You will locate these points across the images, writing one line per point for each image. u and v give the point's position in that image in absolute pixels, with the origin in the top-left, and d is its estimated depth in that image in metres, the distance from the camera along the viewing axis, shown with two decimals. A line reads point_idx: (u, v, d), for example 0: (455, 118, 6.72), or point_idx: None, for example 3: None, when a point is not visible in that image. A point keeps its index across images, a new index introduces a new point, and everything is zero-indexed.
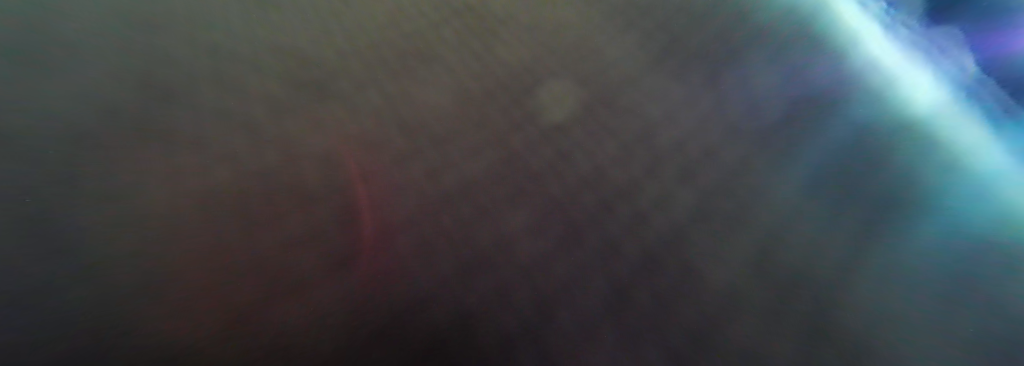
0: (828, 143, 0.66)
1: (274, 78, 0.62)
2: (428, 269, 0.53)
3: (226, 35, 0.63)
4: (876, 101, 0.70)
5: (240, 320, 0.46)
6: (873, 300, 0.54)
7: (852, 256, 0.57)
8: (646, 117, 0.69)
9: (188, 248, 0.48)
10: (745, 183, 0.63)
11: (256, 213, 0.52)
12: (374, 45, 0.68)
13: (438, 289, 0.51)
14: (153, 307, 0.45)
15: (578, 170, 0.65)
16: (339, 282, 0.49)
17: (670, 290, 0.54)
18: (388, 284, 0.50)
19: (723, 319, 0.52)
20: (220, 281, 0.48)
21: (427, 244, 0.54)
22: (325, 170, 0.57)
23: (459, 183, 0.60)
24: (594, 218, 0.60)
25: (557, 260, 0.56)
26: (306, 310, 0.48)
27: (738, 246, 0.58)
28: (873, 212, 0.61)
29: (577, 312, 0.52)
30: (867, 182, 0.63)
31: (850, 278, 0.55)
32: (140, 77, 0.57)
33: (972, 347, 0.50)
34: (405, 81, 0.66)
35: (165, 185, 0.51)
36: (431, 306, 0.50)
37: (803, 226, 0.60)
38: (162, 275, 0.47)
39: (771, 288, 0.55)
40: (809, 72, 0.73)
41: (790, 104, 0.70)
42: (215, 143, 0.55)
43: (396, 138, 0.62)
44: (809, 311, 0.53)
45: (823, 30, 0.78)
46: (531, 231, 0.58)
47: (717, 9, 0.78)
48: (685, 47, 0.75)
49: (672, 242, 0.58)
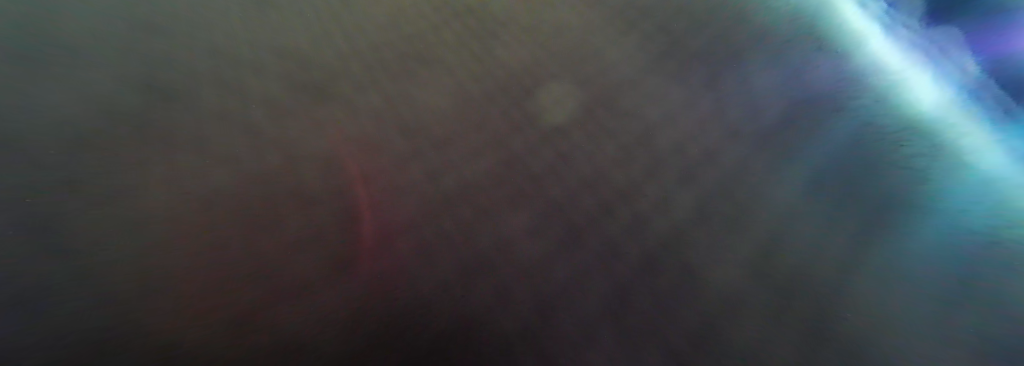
0: (951, 158, 0.58)
1: (276, 82, 0.61)
2: (476, 286, 0.51)
3: (194, 50, 0.60)
4: (1010, 103, 0.60)
5: (266, 327, 0.47)
6: (1017, 348, 0.45)
7: (999, 294, 0.48)
8: (710, 119, 0.64)
9: (192, 259, 0.49)
10: (777, 196, 0.58)
11: (259, 213, 0.52)
12: (360, 52, 0.65)
13: (476, 306, 0.50)
14: (163, 315, 0.46)
15: (575, 174, 0.61)
16: (348, 285, 0.50)
17: (748, 315, 0.50)
18: (426, 300, 0.50)
19: (830, 356, 0.47)
20: (238, 281, 0.49)
21: (467, 262, 0.52)
22: (324, 169, 0.56)
23: (502, 198, 0.58)
24: (595, 222, 0.57)
25: (559, 259, 0.54)
26: (339, 315, 0.48)
27: (796, 267, 0.53)
28: (1022, 238, 0.51)
29: (650, 344, 0.49)
30: (1006, 202, 0.55)
31: (993, 314, 0.47)
32: (121, 100, 0.55)
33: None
34: (407, 83, 0.64)
35: (155, 192, 0.51)
36: (476, 327, 0.49)
37: (908, 254, 0.53)
38: (166, 282, 0.47)
39: (876, 323, 0.49)
40: (912, 77, 0.64)
41: (893, 112, 0.62)
42: (241, 160, 0.55)
43: (427, 153, 0.60)
44: (939, 357, 0.46)
45: (928, 21, 0.67)
46: (531, 234, 0.55)
47: (792, 2, 0.72)
48: (696, 43, 0.70)
49: (675, 246, 0.55)
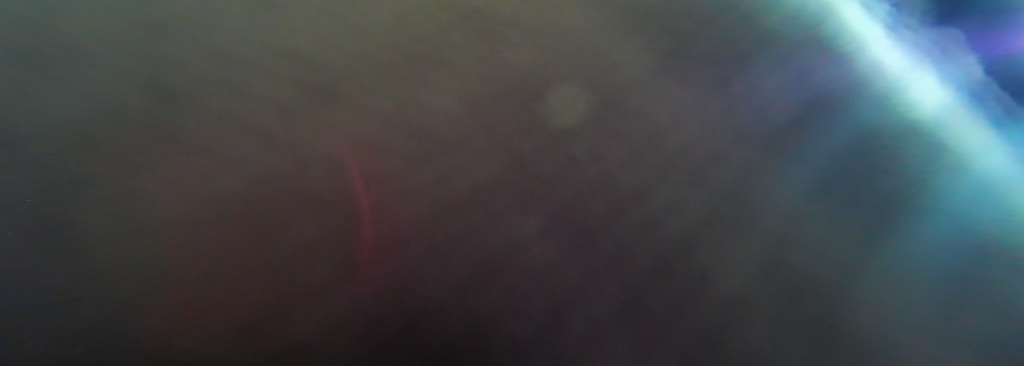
0: (837, 146, 0.73)
1: (281, 83, 0.65)
2: (442, 275, 0.62)
3: (226, 39, 0.65)
4: (878, 107, 0.77)
5: (278, 310, 0.57)
6: (852, 308, 0.64)
7: (853, 259, 0.67)
8: (654, 124, 0.74)
9: (220, 255, 0.58)
10: (733, 200, 0.70)
11: (276, 219, 0.60)
12: (377, 47, 0.70)
13: (452, 296, 0.61)
14: (191, 314, 0.55)
15: (588, 176, 0.70)
16: (352, 290, 0.59)
17: (682, 299, 0.62)
18: (412, 286, 0.60)
19: (735, 325, 0.62)
20: (257, 285, 0.57)
21: (437, 249, 0.63)
22: (334, 176, 0.63)
23: (468, 191, 0.66)
24: (605, 224, 0.67)
25: (571, 264, 0.64)
26: (336, 315, 0.58)
27: (739, 262, 0.66)
28: (870, 213, 0.70)
29: (594, 319, 0.61)
30: (867, 185, 0.71)
31: (846, 284, 0.65)
32: (147, 89, 0.61)
33: (930, 343, 0.62)
34: (414, 84, 0.70)
35: (183, 199, 0.59)
36: (452, 310, 0.60)
37: (805, 231, 0.68)
38: (187, 275, 0.56)
39: (765, 293, 0.64)
40: (819, 75, 0.78)
41: (798, 107, 0.76)
42: (242, 158, 0.62)
43: (404, 145, 0.67)
44: (812, 330, 0.62)
45: (832, 32, 0.82)
46: (544, 235, 0.65)
47: (750, 9, 0.82)
48: (680, 53, 0.78)
49: (688, 247, 0.66)
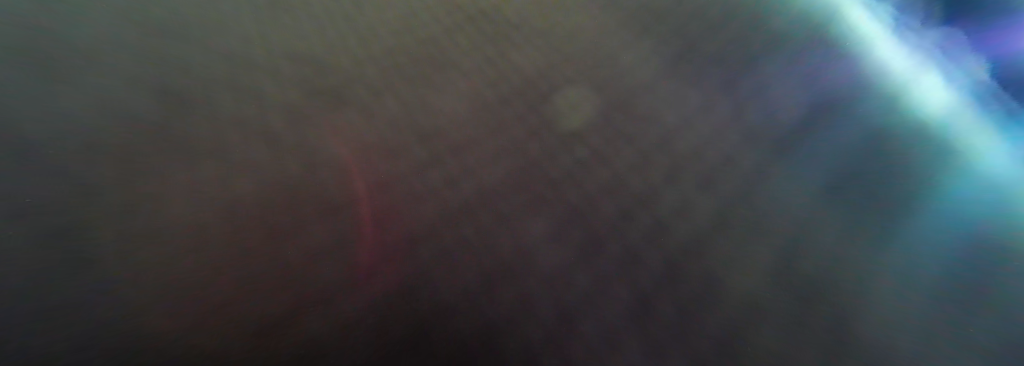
0: (841, 143, 0.74)
1: (291, 87, 0.68)
2: (454, 275, 0.60)
3: (242, 43, 0.69)
4: (884, 105, 0.77)
5: (281, 309, 0.53)
6: (880, 310, 0.61)
7: (862, 257, 0.65)
8: (659, 124, 0.75)
9: (225, 252, 0.55)
10: (741, 202, 0.69)
11: (282, 223, 0.58)
12: (389, 53, 0.75)
13: (461, 296, 0.58)
14: (189, 310, 0.51)
15: (597, 179, 0.71)
16: (360, 291, 0.56)
17: (690, 302, 0.61)
18: (417, 289, 0.58)
19: (746, 328, 0.60)
20: (259, 284, 0.54)
21: (448, 249, 0.62)
22: (342, 179, 0.63)
23: (478, 192, 0.67)
24: (616, 228, 0.67)
25: (581, 270, 0.63)
26: (339, 318, 0.54)
27: (754, 264, 0.64)
28: (877, 210, 0.69)
29: (601, 323, 0.59)
30: (873, 182, 0.71)
31: (862, 287, 0.63)
32: (155, 82, 0.62)
33: (974, 347, 0.58)
34: (422, 90, 0.73)
35: (184, 196, 0.57)
36: (457, 316, 0.57)
37: (815, 229, 0.67)
38: (185, 270, 0.53)
39: (783, 293, 0.62)
40: (822, 76, 0.80)
41: (802, 106, 0.77)
42: (248, 157, 0.61)
43: (414, 147, 0.69)
44: (828, 333, 0.59)
45: (834, 35, 0.85)
46: (553, 237, 0.65)
47: (754, 15, 0.86)
48: (683, 55, 0.82)
49: (697, 250, 0.65)
